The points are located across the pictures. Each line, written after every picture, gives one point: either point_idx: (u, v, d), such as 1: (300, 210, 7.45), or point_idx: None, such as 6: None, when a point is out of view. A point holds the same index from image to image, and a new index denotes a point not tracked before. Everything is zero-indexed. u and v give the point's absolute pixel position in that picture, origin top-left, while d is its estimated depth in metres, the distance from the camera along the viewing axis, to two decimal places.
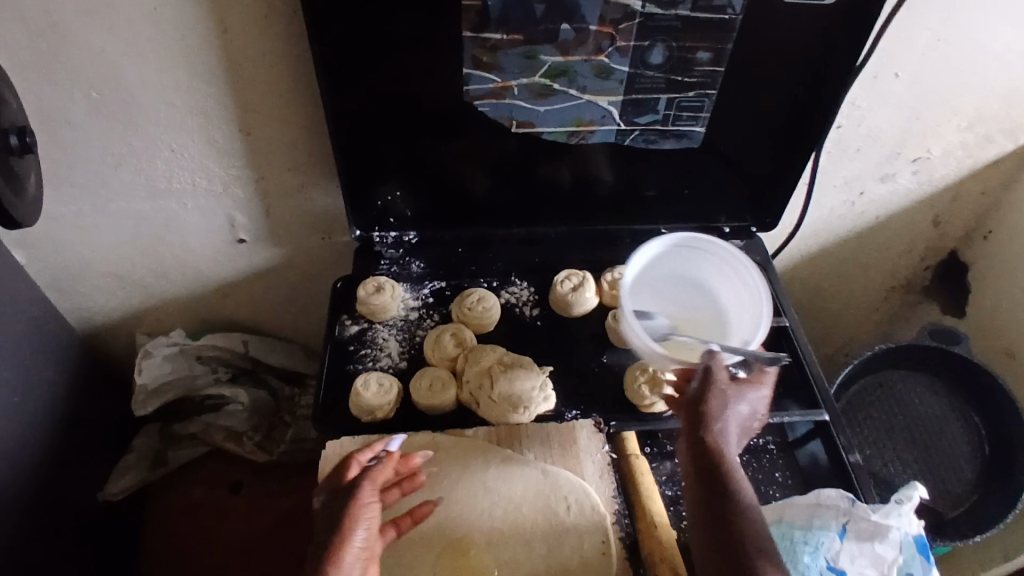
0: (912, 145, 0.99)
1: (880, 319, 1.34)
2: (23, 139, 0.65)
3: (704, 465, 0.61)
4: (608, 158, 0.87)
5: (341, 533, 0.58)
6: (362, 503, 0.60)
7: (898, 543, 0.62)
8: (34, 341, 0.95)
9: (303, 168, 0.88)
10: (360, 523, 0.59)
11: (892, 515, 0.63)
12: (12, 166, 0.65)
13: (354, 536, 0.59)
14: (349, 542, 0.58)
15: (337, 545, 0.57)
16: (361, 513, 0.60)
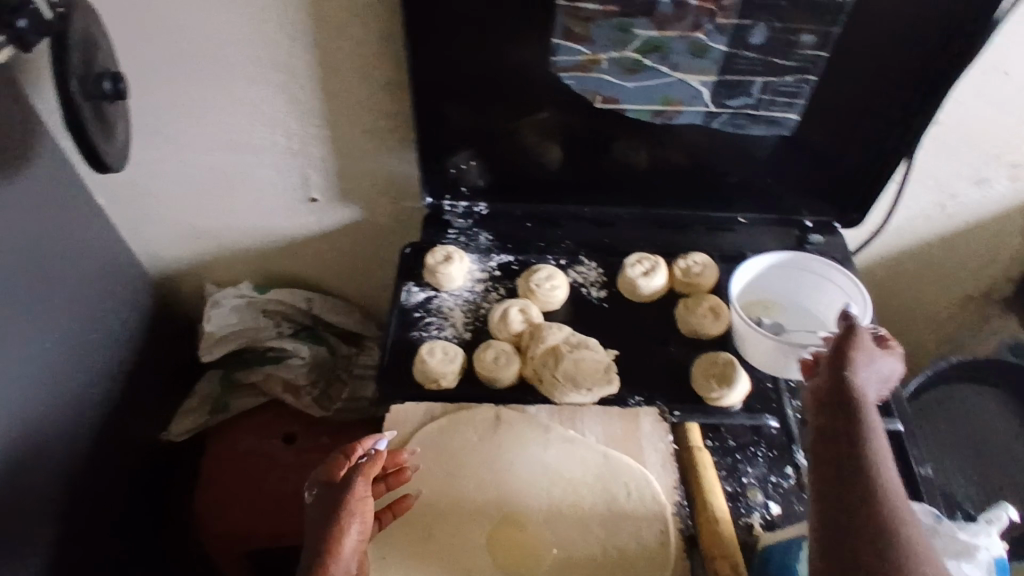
0: (1016, 151, 0.93)
1: (955, 330, 1.27)
2: (115, 84, 0.65)
3: (843, 400, 0.56)
4: (692, 141, 0.84)
5: (335, 526, 0.57)
6: (355, 496, 0.58)
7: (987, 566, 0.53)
8: (111, 282, 0.98)
9: (380, 132, 0.87)
10: (355, 515, 0.58)
11: (982, 535, 0.54)
12: (104, 111, 0.66)
13: (349, 529, 0.57)
14: (344, 535, 0.56)
15: (332, 537, 0.56)
16: (355, 506, 0.58)
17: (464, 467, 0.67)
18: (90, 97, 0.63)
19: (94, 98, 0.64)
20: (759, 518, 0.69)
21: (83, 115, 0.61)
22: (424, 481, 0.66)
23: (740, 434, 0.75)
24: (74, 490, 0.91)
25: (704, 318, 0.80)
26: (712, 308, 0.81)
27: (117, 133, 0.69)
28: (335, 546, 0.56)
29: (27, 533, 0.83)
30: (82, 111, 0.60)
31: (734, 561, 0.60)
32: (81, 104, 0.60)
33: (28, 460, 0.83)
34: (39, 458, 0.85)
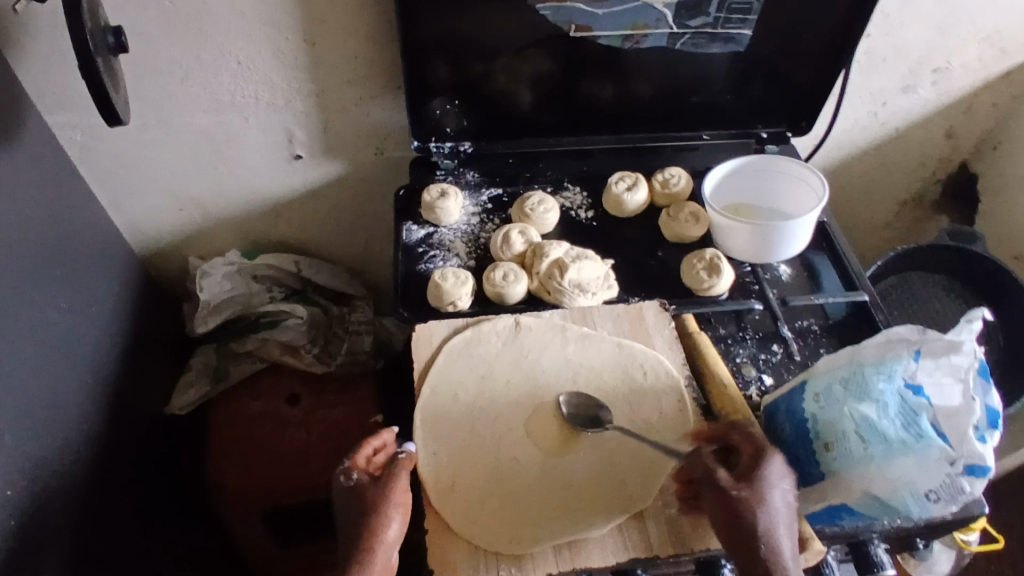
0: (936, 56, 1.04)
1: (894, 235, 1.40)
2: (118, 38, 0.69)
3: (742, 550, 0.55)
4: (656, 65, 0.90)
5: (380, 517, 0.60)
6: (397, 490, 0.62)
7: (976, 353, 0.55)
8: (101, 257, 0.98)
9: (363, 81, 0.91)
10: (398, 508, 0.61)
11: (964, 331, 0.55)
12: (111, 63, 0.70)
13: (391, 522, 0.61)
14: (388, 527, 0.60)
15: (376, 528, 0.60)
16: (398, 499, 0.62)
17: (494, 371, 0.73)
18: (99, 47, 0.67)
19: (102, 50, 0.67)
20: (756, 390, 0.78)
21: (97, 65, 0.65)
22: (461, 388, 0.71)
23: (727, 321, 0.84)
24: (99, 463, 0.92)
25: (686, 223, 0.89)
26: (694, 213, 0.89)
27: (121, 86, 0.72)
28: (379, 536, 0.60)
29: (68, 504, 0.84)
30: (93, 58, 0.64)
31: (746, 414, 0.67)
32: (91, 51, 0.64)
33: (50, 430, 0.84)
34: (65, 429, 0.85)
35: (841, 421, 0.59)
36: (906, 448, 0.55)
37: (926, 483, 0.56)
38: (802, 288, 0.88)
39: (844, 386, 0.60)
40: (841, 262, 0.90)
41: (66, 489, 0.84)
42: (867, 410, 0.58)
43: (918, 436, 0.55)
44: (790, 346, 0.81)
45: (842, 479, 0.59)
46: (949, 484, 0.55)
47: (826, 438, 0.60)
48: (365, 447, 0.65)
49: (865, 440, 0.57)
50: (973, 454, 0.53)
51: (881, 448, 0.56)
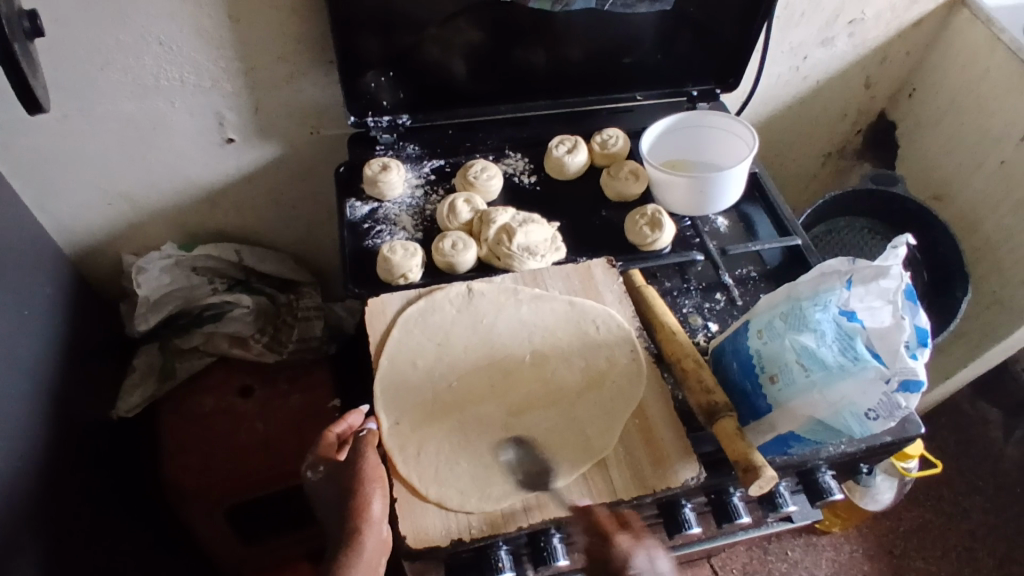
0: (849, 9, 1.08)
1: (821, 185, 1.46)
2: (33, 22, 0.67)
3: None
4: (588, 27, 0.91)
5: (360, 495, 0.61)
6: (368, 465, 0.62)
7: (903, 277, 0.57)
8: (30, 258, 0.94)
9: (293, 57, 0.89)
10: (376, 482, 0.62)
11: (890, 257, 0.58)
12: (28, 49, 0.67)
13: (372, 497, 0.61)
14: (370, 503, 0.61)
15: (360, 506, 0.60)
16: (372, 474, 0.62)
17: (451, 337, 0.73)
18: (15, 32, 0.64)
19: (19, 36, 0.65)
20: (703, 337, 0.80)
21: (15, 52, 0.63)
22: (418, 355, 0.72)
23: (670, 273, 0.87)
24: (51, 469, 0.89)
25: (627, 181, 0.91)
26: (633, 171, 0.92)
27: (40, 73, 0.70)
28: (364, 514, 0.60)
29: (22, 513, 0.81)
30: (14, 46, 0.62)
31: (695, 357, 0.70)
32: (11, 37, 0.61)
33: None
34: (13, 438, 0.82)
35: (784, 352, 0.63)
36: (844, 371, 0.58)
37: (865, 401, 0.58)
38: (739, 237, 0.92)
39: (784, 320, 0.63)
40: (774, 211, 0.94)
41: (19, 497, 0.81)
42: (805, 340, 0.61)
43: (854, 359, 0.57)
44: (732, 291, 0.85)
45: (788, 407, 0.63)
46: (887, 401, 0.58)
47: (771, 371, 0.64)
48: (330, 436, 0.68)
49: (806, 367, 0.61)
50: (905, 368, 0.56)
51: (822, 373, 0.60)
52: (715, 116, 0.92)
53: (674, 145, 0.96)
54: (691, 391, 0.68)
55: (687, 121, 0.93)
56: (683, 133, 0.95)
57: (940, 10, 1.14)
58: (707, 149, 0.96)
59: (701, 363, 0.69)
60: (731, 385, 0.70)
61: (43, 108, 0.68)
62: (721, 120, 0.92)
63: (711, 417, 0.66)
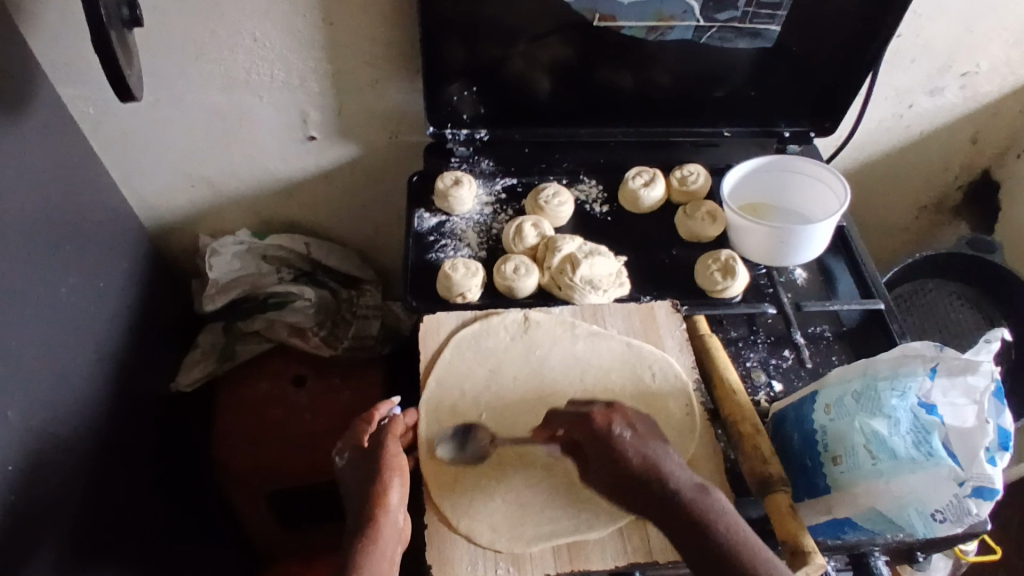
0: (965, 58, 1.00)
1: (911, 240, 1.37)
2: (132, 12, 0.70)
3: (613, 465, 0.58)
4: (680, 59, 0.88)
5: (379, 482, 0.61)
6: (391, 454, 0.63)
7: (993, 376, 0.53)
8: (113, 230, 0.99)
9: (380, 63, 0.89)
10: (396, 471, 0.62)
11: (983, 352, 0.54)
12: (125, 37, 0.71)
13: (391, 486, 0.61)
14: (389, 490, 0.61)
15: (378, 493, 0.61)
16: (393, 463, 0.63)
17: (503, 364, 0.72)
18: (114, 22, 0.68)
19: (116, 25, 0.68)
20: (765, 397, 0.76)
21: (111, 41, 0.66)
22: (467, 381, 0.71)
23: (739, 323, 0.82)
24: (108, 433, 0.93)
25: (703, 222, 0.88)
26: (710, 213, 0.88)
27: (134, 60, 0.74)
28: (382, 500, 0.60)
29: (76, 473, 0.85)
30: (110, 35, 0.65)
31: (753, 420, 0.66)
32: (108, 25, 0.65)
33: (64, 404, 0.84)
34: (76, 401, 0.86)
35: (852, 434, 0.58)
36: (916, 465, 0.54)
37: (934, 502, 0.54)
38: (817, 293, 0.87)
39: (856, 399, 0.59)
40: (858, 268, 0.88)
41: (76, 457, 0.85)
42: (877, 426, 0.57)
43: (928, 454, 0.53)
44: (801, 350, 0.80)
45: (848, 493, 0.58)
46: (956, 505, 0.53)
47: (834, 451, 0.60)
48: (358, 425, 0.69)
49: (874, 455, 0.56)
50: (982, 475, 0.52)
51: (891, 463, 0.55)
52: (805, 162, 0.87)
53: (757, 187, 0.92)
54: (745, 456, 0.64)
55: (773, 164, 0.88)
56: (768, 176, 0.90)
57: None
58: (793, 194, 0.91)
59: (760, 428, 0.65)
60: (789, 456, 0.66)
61: (132, 95, 0.72)
62: (812, 167, 0.87)
63: (764, 488, 0.62)
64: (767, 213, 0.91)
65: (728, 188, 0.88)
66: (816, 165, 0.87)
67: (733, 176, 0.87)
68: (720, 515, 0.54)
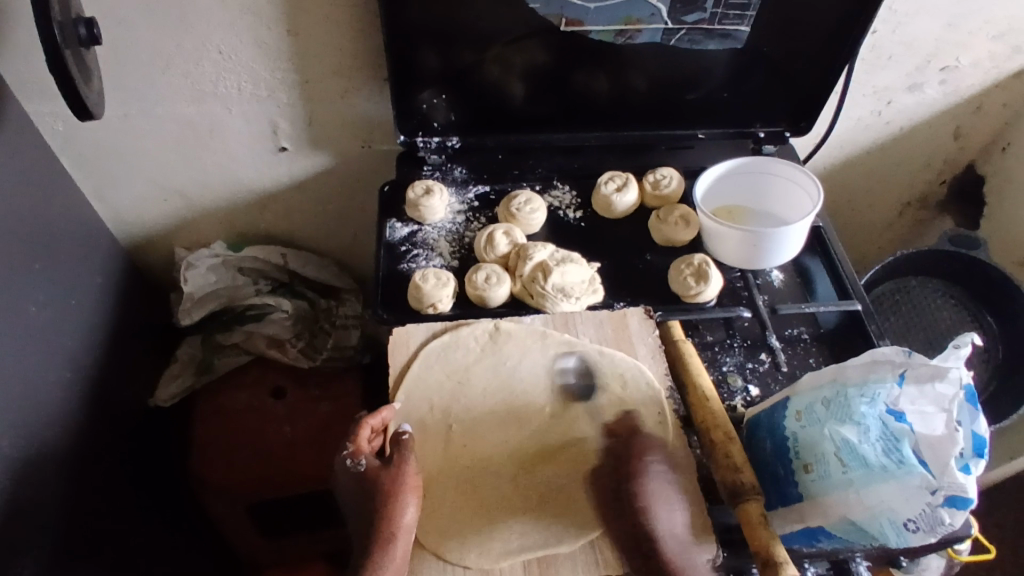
0: (941, 54, 1.00)
1: (896, 237, 1.36)
2: (88, 29, 0.70)
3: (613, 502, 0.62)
4: (651, 61, 0.87)
5: (398, 500, 0.59)
6: (409, 472, 0.61)
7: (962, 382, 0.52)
8: (86, 246, 0.98)
9: (349, 72, 0.89)
10: (414, 493, 0.61)
11: (951, 358, 0.52)
12: (82, 54, 0.71)
13: (406, 506, 0.60)
14: (406, 510, 0.59)
15: (395, 511, 0.59)
16: (411, 482, 0.61)
17: (473, 376, 0.71)
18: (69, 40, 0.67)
19: (72, 42, 0.68)
20: (741, 401, 0.75)
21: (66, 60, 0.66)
22: (437, 393, 0.70)
23: (715, 328, 0.82)
24: (85, 452, 0.92)
25: (676, 227, 0.87)
26: (683, 216, 0.88)
27: (93, 77, 0.74)
28: (399, 520, 0.58)
29: (51, 495, 0.84)
30: (64, 54, 0.64)
31: (725, 428, 0.65)
32: (62, 44, 0.64)
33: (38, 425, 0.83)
34: (49, 422, 0.85)
35: (822, 442, 0.58)
36: (886, 473, 0.53)
37: (906, 511, 0.53)
38: (795, 295, 0.86)
39: (826, 406, 0.59)
40: (835, 269, 0.87)
41: (51, 479, 0.84)
42: (847, 433, 0.56)
43: (898, 462, 0.53)
44: (778, 352, 0.79)
45: (820, 502, 0.58)
46: (929, 514, 0.52)
47: (805, 459, 0.59)
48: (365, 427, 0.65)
49: (845, 463, 0.56)
50: (954, 484, 0.50)
51: (861, 472, 0.55)
52: (777, 162, 0.86)
53: (731, 188, 0.91)
54: (717, 466, 0.63)
55: (746, 165, 0.87)
56: (741, 176, 0.89)
57: None
58: (766, 194, 0.90)
59: (731, 436, 0.65)
60: (761, 464, 0.65)
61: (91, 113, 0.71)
62: (784, 166, 0.86)
63: (735, 498, 0.61)
64: (741, 214, 0.91)
65: (700, 190, 0.87)
66: (788, 164, 0.86)
67: (706, 178, 0.87)
68: (667, 531, 0.59)
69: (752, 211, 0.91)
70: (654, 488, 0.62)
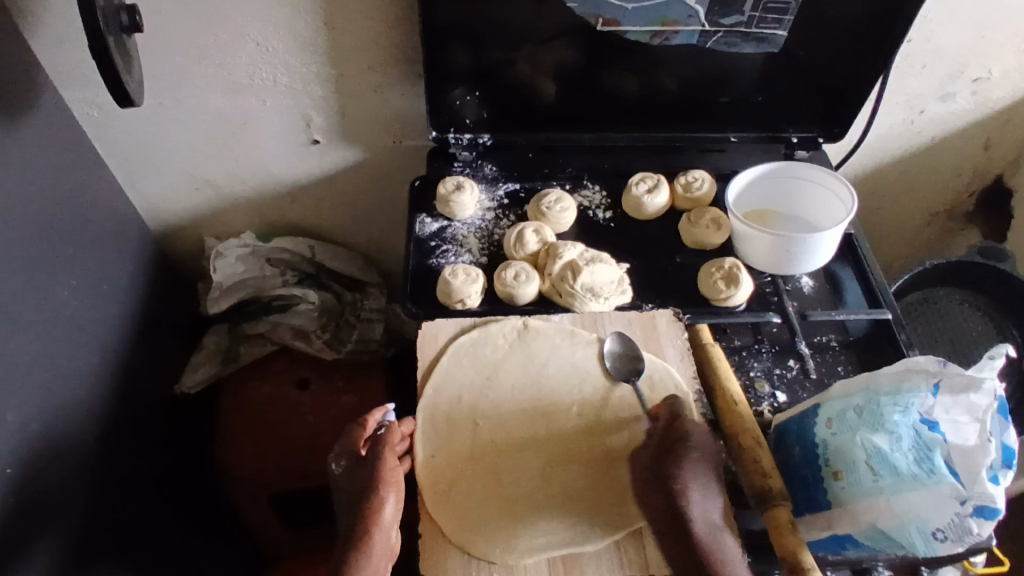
0: (978, 63, 0.98)
1: (925, 246, 1.35)
2: (131, 18, 0.71)
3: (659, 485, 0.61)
4: (684, 63, 0.87)
5: (375, 498, 0.61)
6: (385, 467, 0.63)
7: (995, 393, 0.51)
8: (118, 232, 0.99)
9: (382, 67, 0.89)
10: (391, 487, 0.62)
11: (987, 368, 0.52)
12: (123, 43, 0.72)
13: (386, 501, 0.61)
14: (383, 506, 0.61)
15: (373, 509, 0.61)
16: (388, 477, 0.62)
17: (501, 373, 0.71)
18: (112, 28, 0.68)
19: (115, 31, 0.69)
20: (768, 408, 0.75)
21: (109, 48, 0.67)
22: (466, 389, 0.70)
23: (743, 333, 0.81)
24: (112, 434, 0.93)
25: (707, 230, 0.87)
26: (715, 220, 0.88)
27: (133, 65, 0.75)
28: (376, 517, 0.60)
29: (80, 475, 0.86)
30: (107, 42, 0.65)
31: (754, 433, 0.65)
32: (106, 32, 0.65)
33: (69, 406, 0.85)
34: (79, 403, 0.86)
35: (853, 449, 0.57)
36: (917, 483, 0.52)
37: (937, 520, 0.52)
38: (824, 302, 0.85)
39: (858, 413, 0.58)
40: (866, 277, 0.86)
41: (79, 461, 0.86)
42: (879, 441, 0.55)
43: (929, 471, 0.52)
44: (807, 359, 0.79)
45: (850, 509, 0.57)
46: (958, 525, 0.51)
47: (835, 466, 0.59)
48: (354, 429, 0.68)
49: (876, 471, 0.55)
50: (983, 495, 0.50)
51: (892, 480, 0.54)
52: (811, 168, 0.85)
53: (764, 193, 0.90)
54: (745, 470, 0.63)
55: (779, 169, 0.87)
56: (774, 181, 0.89)
57: None
58: (799, 200, 0.89)
59: (760, 441, 0.64)
60: (790, 469, 0.65)
61: (130, 100, 0.72)
62: (819, 172, 0.85)
63: (763, 503, 0.61)
64: (773, 219, 0.90)
65: (732, 194, 0.87)
66: (823, 170, 0.85)
67: (737, 182, 0.86)
68: (700, 515, 0.59)
69: (783, 216, 0.90)
70: (691, 474, 0.60)
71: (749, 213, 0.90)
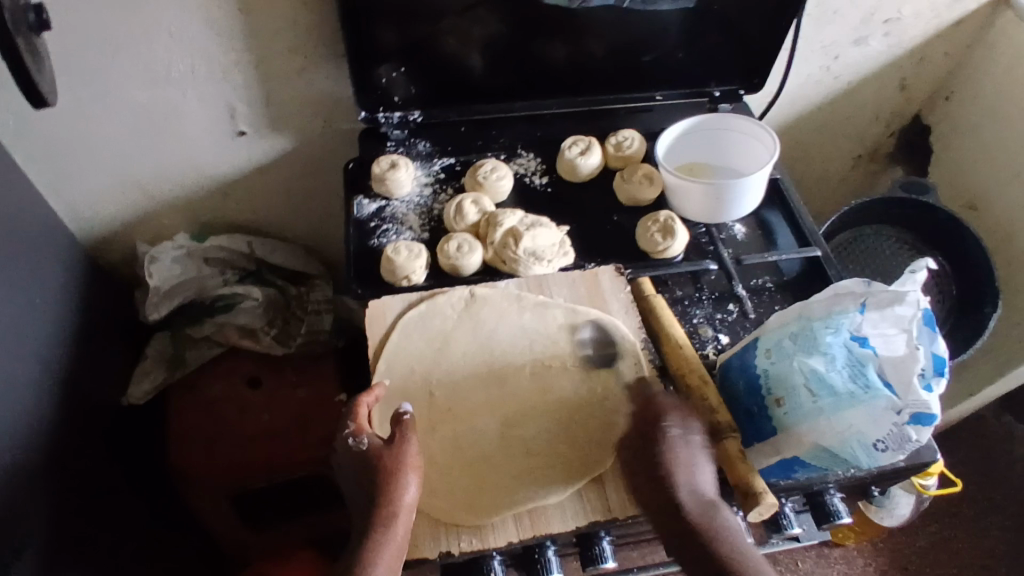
0: (882, 8, 1.03)
1: (850, 189, 1.41)
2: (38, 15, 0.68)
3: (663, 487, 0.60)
4: (605, 26, 0.88)
5: (395, 482, 0.60)
6: (409, 453, 0.62)
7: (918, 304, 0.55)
8: (45, 243, 0.95)
9: (304, 49, 0.88)
10: (416, 471, 0.61)
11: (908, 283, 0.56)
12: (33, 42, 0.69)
13: (408, 485, 0.61)
14: (405, 490, 0.60)
15: (394, 493, 0.60)
16: (413, 464, 0.62)
17: (452, 343, 0.72)
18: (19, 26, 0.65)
19: (24, 29, 0.66)
20: (712, 349, 0.78)
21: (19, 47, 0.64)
22: (419, 362, 0.71)
23: (683, 282, 0.84)
24: (62, 451, 0.90)
25: (641, 185, 0.89)
26: (647, 174, 0.90)
27: (45, 65, 0.72)
28: (399, 501, 0.60)
29: (33, 497, 0.83)
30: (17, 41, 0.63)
31: (701, 373, 0.67)
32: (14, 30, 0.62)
33: (13, 427, 0.81)
34: (24, 423, 0.83)
35: (792, 375, 0.60)
36: (854, 399, 0.56)
37: (874, 432, 0.56)
38: (757, 246, 0.88)
39: (793, 341, 0.61)
40: (794, 218, 0.90)
41: (31, 482, 0.83)
42: (815, 364, 0.58)
43: (865, 387, 0.55)
44: (746, 302, 0.82)
45: (794, 433, 0.60)
46: (896, 433, 0.56)
47: (776, 393, 0.61)
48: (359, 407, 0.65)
49: (815, 393, 0.58)
50: (917, 402, 0.54)
51: (830, 400, 0.57)
52: (734, 118, 0.88)
53: (691, 145, 0.93)
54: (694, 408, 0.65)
55: (704, 121, 0.90)
56: (699, 133, 0.91)
57: (982, 10, 1.09)
58: (725, 150, 0.92)
59: (706, 380, 0.67)
60: (736, 403, 0.67)
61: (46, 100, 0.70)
62: (741, 120, 0.88)
63: (715, 436, 0.64)
64: (701, 170, 0.93)
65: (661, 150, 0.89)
66: (744, 119, 0.88)
67: (666, 137, 0.89)
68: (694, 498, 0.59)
69: (712, 167, 0.93)
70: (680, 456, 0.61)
71: (679, 167, 0.93)
